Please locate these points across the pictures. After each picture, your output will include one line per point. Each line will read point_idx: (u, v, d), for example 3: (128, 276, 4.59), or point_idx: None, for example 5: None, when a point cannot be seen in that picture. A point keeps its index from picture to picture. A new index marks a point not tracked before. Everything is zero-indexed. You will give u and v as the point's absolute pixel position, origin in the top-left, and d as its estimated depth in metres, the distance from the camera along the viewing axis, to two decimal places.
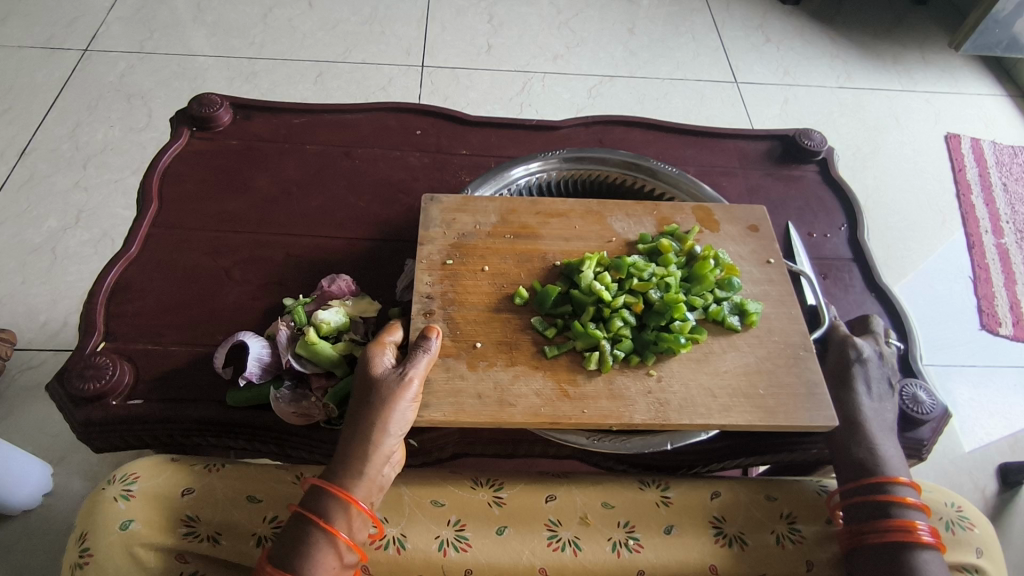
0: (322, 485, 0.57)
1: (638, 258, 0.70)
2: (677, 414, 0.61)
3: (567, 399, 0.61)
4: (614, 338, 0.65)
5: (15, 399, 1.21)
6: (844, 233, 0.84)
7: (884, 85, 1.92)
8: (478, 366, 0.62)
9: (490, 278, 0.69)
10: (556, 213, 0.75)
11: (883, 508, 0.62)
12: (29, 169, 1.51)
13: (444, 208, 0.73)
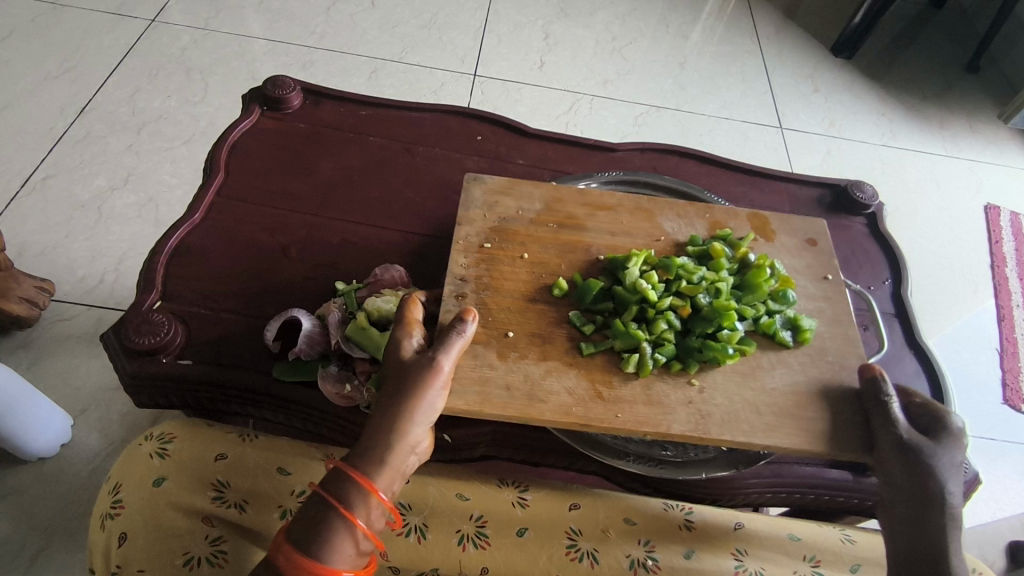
0: (346, 471, 0.56)
1: (688, 263, 0.71)
2: (716, 428, 0.62)
3: (600, 400, 0.63)
4: (655, 341, 0.66)
5: (44, 347, 1.23)
6: (888, 287, 0.84)
7: (928, 148, 1.93)
8: (507, 356, 0.64)
9: (528, 268, 0.71)
10: (602, 207, 0.77)
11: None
12: (86, 127, 1.55)
13: (486, 191, 0.76)
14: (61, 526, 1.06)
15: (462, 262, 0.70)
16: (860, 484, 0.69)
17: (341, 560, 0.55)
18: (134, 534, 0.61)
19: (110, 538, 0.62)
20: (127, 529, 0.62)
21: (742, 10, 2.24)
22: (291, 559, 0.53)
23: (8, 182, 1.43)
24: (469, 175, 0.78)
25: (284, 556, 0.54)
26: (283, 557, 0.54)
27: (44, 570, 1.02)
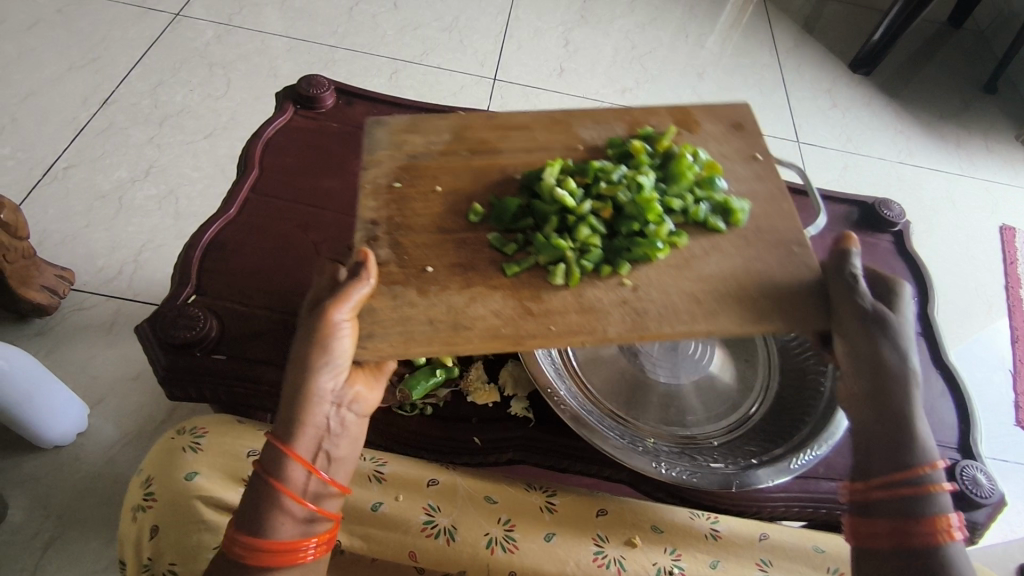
0: (272, 446, 0.58)
1: (605, 163, 0.74)
2: (652, 322, 0.66)
3: (531, 315, 0.66)
4: (579, 248, 0.70)
5: (62, 335, 1.23)
6: (914, 306, 0.84)
7: (944, 167, 1.93)
8: (429, 291, 0.66)
9: (440, 197, 0.73)
10: (514, 127, 0.79)
11: (919, 490, 0.59)
12: (109, 118, 1.55)
13: (388, 131, 0.78)
14: (74, 515, 1.05)
15: (368, 206, 0.72)
16: None
17: (291, 531, 0.57)
18: (163, 528, 0.62)
19: (143, 530, 0.63)
20: (158, 522, 0.63)
21: (761, 22, 2.24)
22: (245, 542, 0.56)
23: (31, 171, 1.43)
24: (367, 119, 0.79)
25: (236, 542, 0.56)
26: (237, 543, 0.56)
27: (57, 558, 1.02)
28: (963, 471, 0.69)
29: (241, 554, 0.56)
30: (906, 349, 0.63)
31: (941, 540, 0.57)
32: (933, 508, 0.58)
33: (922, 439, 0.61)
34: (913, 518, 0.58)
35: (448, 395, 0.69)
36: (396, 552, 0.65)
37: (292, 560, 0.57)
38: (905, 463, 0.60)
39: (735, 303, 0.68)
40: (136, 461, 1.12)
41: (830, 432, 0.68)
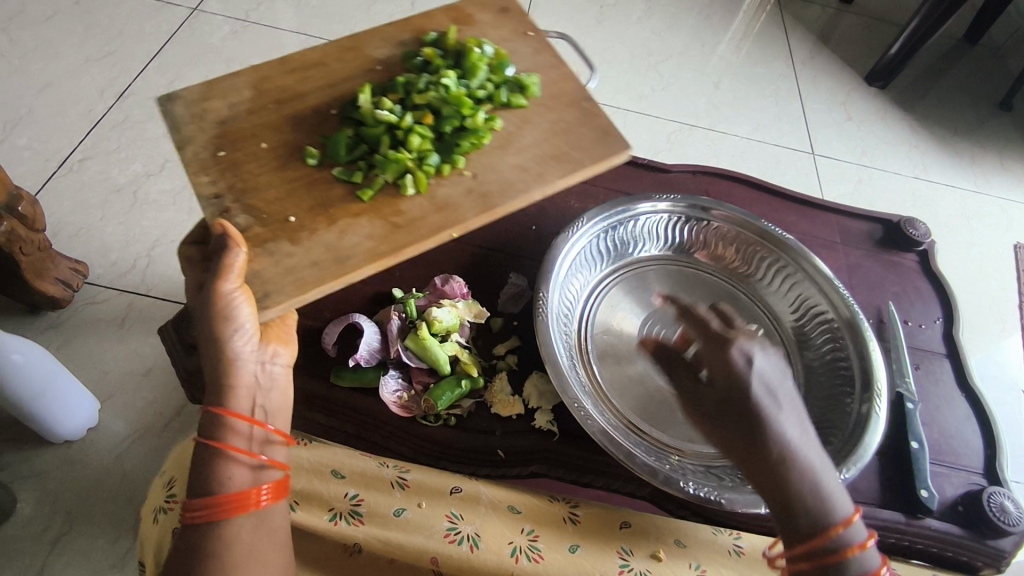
0: (205, 415, 0.59)
1: (407, 77, 0.79)
2: (498, 198, 0.75)
3: (399, 227, 0.72)
4: (419, 157, 0.76)
5: (73, 329, 1.22)
6: (939, 326, 0.83)
7: (958, 184, 1.92)
8: (301, 237, 0.70)
9: (270, 152, 0.75)
10: (312, 64, 0.82)
11: (834, 557, 0.56)
12: (124, 112, 1.54)
13: (188, 104, 0.76)
14: (85, 510, 1.05)
15: (203, 179, 0.72)
16: (912, 526, 0.67)
17: (243, 482, 0.58)
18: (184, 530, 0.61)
19: (165, 531, 0.62)
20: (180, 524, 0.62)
21: (777, 32, 2.23)
22: (199, 504, 0.56)
23: (46, 162, 1.42)
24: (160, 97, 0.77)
25: (192, 508, 0.56)
26: (194, 508, 0.56)
27: (68, 554, 1.01)
28: (992, 498, 0.68)
29: (201, 518, 0.56)
30: (779, 409, 0.59)
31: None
32: (856, 568, 0.56)
33: (825, 501, 0.57)
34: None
35: (473, 406, 0.68)
36: (419, 554, 0.63)
37: (253, 509, 0.58)
38: (807, 534, 0.57)
39: (561, 176, 0.77)
40: (146, 458, 1.11)
41: (855, 459, 0.67)
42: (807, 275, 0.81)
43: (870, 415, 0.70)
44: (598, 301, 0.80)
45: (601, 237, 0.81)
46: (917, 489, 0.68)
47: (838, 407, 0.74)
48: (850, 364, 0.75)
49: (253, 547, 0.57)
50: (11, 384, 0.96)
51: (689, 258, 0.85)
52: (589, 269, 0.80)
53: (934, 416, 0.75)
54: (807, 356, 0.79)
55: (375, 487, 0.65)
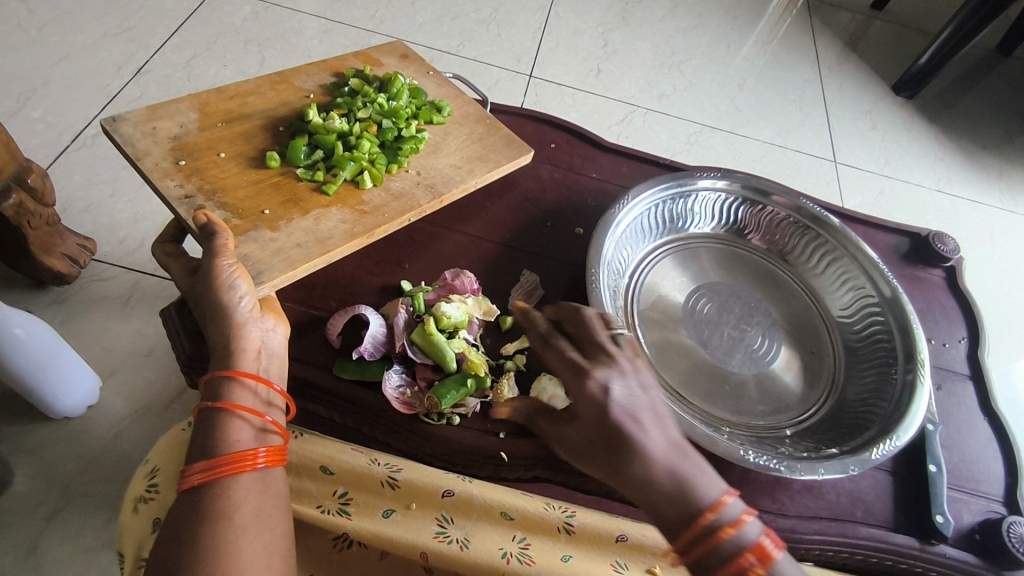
0: (209, 378, 0.56)
1: (345, 98, 0.84)
2: (443, 187, 0.78)
3: (366, 215, 0.73)
4: (371, 158, 0.78)
5: (78, 306, 1.21)
6: (964, 347, 0.81)
7: (983, 199, 1.84)
8: (278, 225, 0.70)
9: (231, 160, 0.74)
10: (249, 91, 0.82)
11: (715, 538, 0.47)
12: (140, 88, 1.51)
13: (135, 124, 0.74)
14: (79, 488, 1.03)
15: (171, 184, 0.70)
16: (926, 552, 0.64)
17: (249, 441, 0.54)
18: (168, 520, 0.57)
19: (146, 522, 0.57)
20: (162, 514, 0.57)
21: (804, 36, 2.18)
22: (200, 467, 0.51)
23: (59, 135, 1.40)
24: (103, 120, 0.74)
25: (191, 473, 0.51)
26: (195, 472, 0.51)
27: (57, 533, 1.00)
28: (1010, 529, 0.64)
29: (201, 483, 0.51)
30: (639, 429, 0.50)
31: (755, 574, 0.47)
32: (735, 547, 0.48)
33: (687, 502, 0.48)
34: (733, 561, 0.47)
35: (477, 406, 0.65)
36: (408, 551, 0.61)
37: (253, 471, 0.53)
38: (680, 529, 0.48)
39: (489, 172, 0.81)
40: (144, 439, 1.10)
41: (904, 426, 0.65)
42: (852, 255, 0.79)
43: (916, 383, 0.68)
44: (643, 274, 0.78)
45: (657, 208, 0.80)
46: (933, 514, 0.65)
47: (876, 394, 0.70)
48: (891, 340, 0.73)
49: (259, 512, 0.52)
50: (14, 357, 0.95)
51: (741, 241, 0.84)
52: (636, 243, 0.79)
53: (954, 439, 0.72)
54: (849, 335, 0.77)
55: (364, 485, 0.63)
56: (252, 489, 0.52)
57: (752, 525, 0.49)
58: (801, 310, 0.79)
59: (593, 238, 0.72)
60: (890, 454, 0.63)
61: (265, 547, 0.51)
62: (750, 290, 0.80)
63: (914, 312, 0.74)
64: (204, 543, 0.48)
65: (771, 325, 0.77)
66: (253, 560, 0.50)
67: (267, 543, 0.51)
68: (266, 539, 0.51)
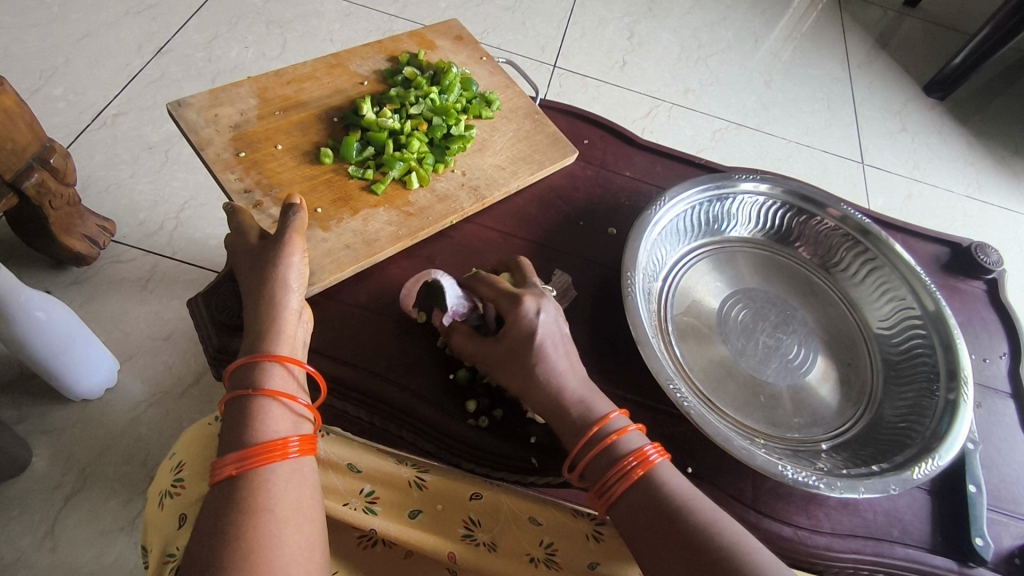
0: (242, 363, 0.55)
1: (398, 90, 0.82)
2: (487, 189, 0.78)
3: (411, 217, 0.74)
4: (419, 157, 0.78)
5: (96, 287, 1.20)
6: (1005, 363, 0.78)
7: (1013, 206, 1.79)
8: (329, 226, 0.71)
9: (288, 153, 0.75)
10: (306, 77, 0.82)
11: (604, 444, 0.55)
12: (162, 69, 1.49)
13: (198, 109, 0.76)
14: (96, 471, 1.03)
15: (231, 177, 0.72)
16: (963, 575, 0.63)
17: (281, 428, 0.52)
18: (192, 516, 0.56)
19: (169, 517, 0.56)
20: (186, 509, 0.56)
21: (834, 33, 2.13)
22: (232, 458, 0.50)
23: (80, 115, 1.38)
24: (168, 105, 0.76)
25: (224, 464, 0.50)
26: (227, 462, 0.50)
27: (75, 514, 0.99)
28: None
29: (233, 475, 0.49)
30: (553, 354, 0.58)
31: (637, 475, 0.54)
32: (620, 452, 0.55)
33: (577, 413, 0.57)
34: (620, 466, 0.54)
35: (507, 410, 0.64)
36: (435, 552, 0.59)
37: (287, 461, 0.51)
38: (574, 437, 0.56)
39: (535, 172, 0.80)
40: (160, 424, 1.09)
41: (946, 445, 0.63)
42: (894, 267, 0.76)
43: (959, 403, 0.65)
44: (678, 278, 0.76)
45: (695, 210, 0.78)
46: (973, 537, 0.63)
47: (914, 410, 0.68)
48: (933, 357, 0.71)
49: (301, 502, 0.50)
50: (36, 341, 0.94)
51: (780, 246, 0.82)
52: (671, 244, 0.77)
53: (993, 459, 0.70)
54: (888, 349, 0.74)
55: (391, 484, 0.62)
56: (291, 480, 0.50)
57: (635, 437, 0.56)
58: (838, 321, 0.77)
59: (629, 240, 0.70)
60: (932, 474, 0.61)
61: (306, 539, 0.49)
62: (786, 298, 0.78)
63: (958, 330, 0.72)
64: (239, 536, 0.46)
65: (808, 335, 0.75)
66: (296, 554, 0.48)
67: (307, 535, 0.49)
68: (308, 532, 0.49)
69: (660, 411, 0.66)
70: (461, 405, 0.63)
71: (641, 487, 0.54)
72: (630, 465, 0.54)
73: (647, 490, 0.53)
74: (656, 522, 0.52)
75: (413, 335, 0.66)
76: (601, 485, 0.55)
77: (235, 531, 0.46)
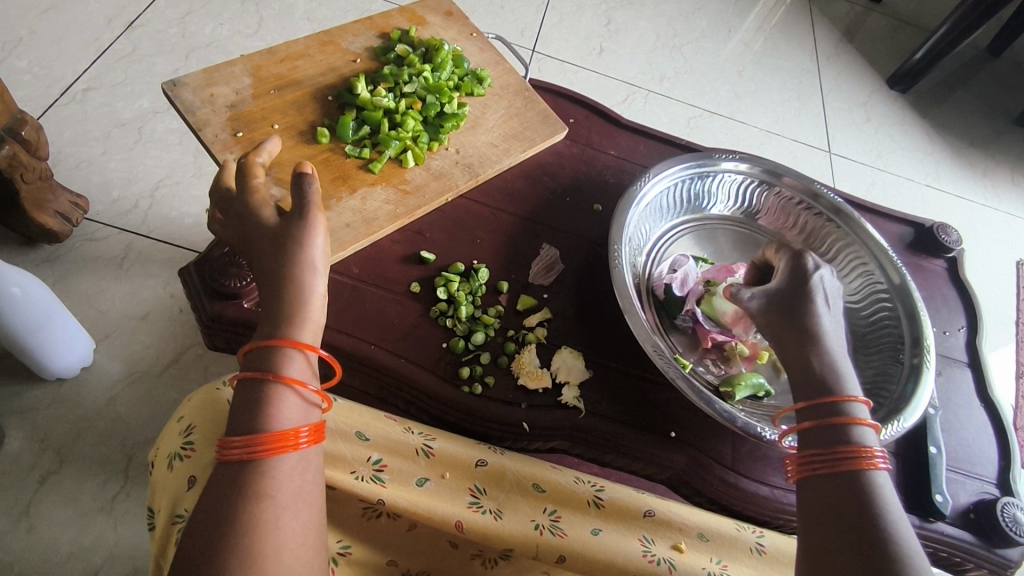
0: (259, 346, 0.53)
1: (391, 68, 0.82)
2: (480, 167, 0.79)
3: (407, 196, 0.74)
4: (414, 136, 0.78)
5: (70, 266, 1.18)
6: (963, 336, 0.83)
7: (969, 195, 1.87)
8: (329, 205, 0.72)
9: (284, 133, 0.75)
10: (299, 54, 0.82)
11: (833, 420, 0.56)
12: (133, 44, 1.45)
13: (194, 89, 0.76)
14: (73, 450, 1.02)
15: (229, 156, 0.72)
16: (926, 529, 0.67)
17: (293, 418, 0.51)
18: (201, 479, 0.56)
19: (179, 479, 0.57)
20: (195, 473, 0.57)
21: (804, 25, 2.18)
22: (242, 443, 0.49)
23: (48, 89, 1.34)
24: (162, 84, 0.76)
25: (231, 447, 0.49)
26: (235, 445, 0.49)
27: (52, 494, 0.98)
28: (1005, 510, 0.67)
29: (243, 460, 0.49)
30: (823, 298, 0.62)
31: (861, 467, 0.53)
32: (856, 441, 0.54)
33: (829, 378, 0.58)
34: (837, 446, 0.54)
35: (498, 375, 0.66)
36: (442, 521, 0.60)
37: (297, 452, 0.50)
38: (819, 401, 0.57)
39: (526, 149, 0.82)
40: (140, 403, 1.08)
41: (910, 408, 0.67)
42: (862, 242, 0.80)
43: (922, 368, 0.70)
44: (660, 252, 0.80)
45: (679, 186, 0.81)
46: (933, 494, 0.67)
47: (881, 377, 0.73)
48: (898, 326, 0.75)
49: (300, 489, 0.50)
50: (9, 316, 0.92)
51: (756, 224, 0.86)
52: (655, 220, 0.80)
53: (950, 424, 0.75)
54: (857, 320, 0.79)
55: (398, 452, 0.62)
56: (294, 470, 0.50)
57: (871, 435, 0.56)
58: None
59: (615, 213, 0.73)
60: (897, 435, 0.65)
61: (303, 526, 0.49)
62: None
63: (922, 301, 0.76)
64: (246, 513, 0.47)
65: None
66: (289, 541, 0.47)
67: (304, 523, 0.49)
68: (305, 519, 0.49)
69: (648, 379, 0.68)
70: (455, 372, 0.65)
71: (851, 476, 0.53)
72: (855, 452, 0.53)
73: (854, 482, 0.52)
74: (842, 510, 0.51)
75: (405, 307, 0.68)
76: (811, 456, 0.55)
77: (242, 511, 0.47)
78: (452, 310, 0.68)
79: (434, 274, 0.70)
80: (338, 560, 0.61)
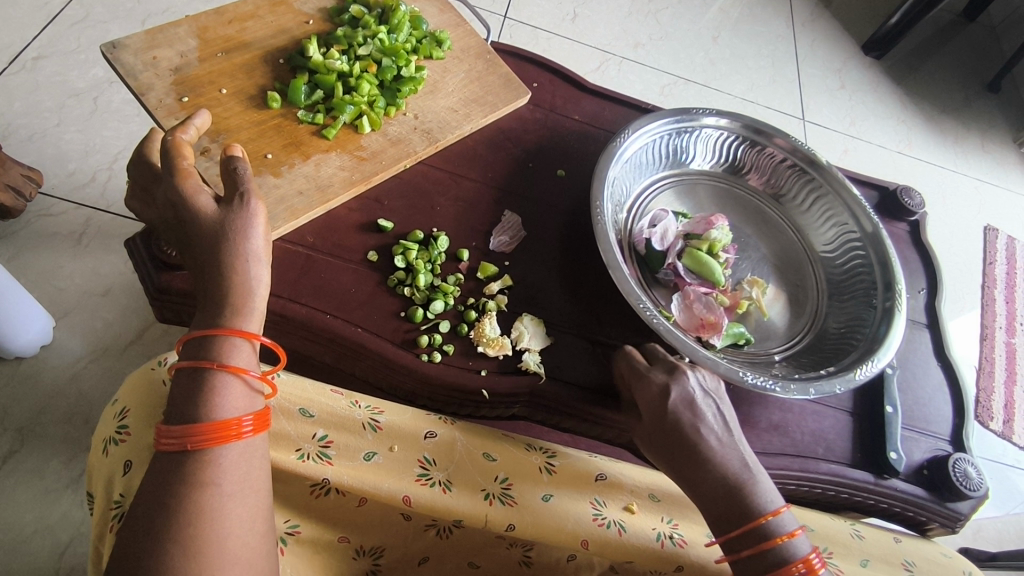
0: (198, 335, 0.51)
1: (345, 30, 0.79)
2: (439, 133, 0.77)
3: (362, 162, 0.72)
4: (369, 100, 0.76)
5: (25, 242, 1.14)
6: (923, 297, 0.84)
7: (939, 162, 1.88)
8: (280, 172, 0.70)
9: (233, 97, 0.73)
10: (247, 15, 0.79)
11: (764, 544, 0.54)
12: (84, 9, 1.39)
13: (135, 53, 0.73)
14: (34, 429, 1.00)
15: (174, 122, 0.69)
16: (879, 486, 0.69)
17: (234, 406, 0.50)
18: (136, 463, 0.55)
19: (116, 463, 0.56)
20: (131, 457, 0.56)
21: None
22: (181, 433, 0.48)
23: None
24: (102, 47, 0.72)
25: (170, 435, 0.48)
26: (173, 434, 0.48)
27: (14, 472, 0.97)
28: (956, 465, 0.69)
29: (185, 450, 0.47)
30: (697, 417, 0.59)
31: None
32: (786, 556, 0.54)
33: (748, 497, 0.56)
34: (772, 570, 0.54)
35: (456, 343, 0.65)
36: (389, 496, 0.60)
37: (240, 441, 0.49)
38: (734, 527, 0.56)
39: (487, 114, 0.80)
40: (102, 380, 1.06)
41: (884, 348, 0.70)
42: (839, 197, 0.81)
43: (894, 311, 0.72)
44: (642, 206, 0.79)
45: (661, 140, 0.80)
46: (888, 451, 0.69)
47: (855, 322, 0.75)
48: (871, 273, 0.77)
49: (246, 476, 0.49)
50: None
51: (735, 179, 0.85)
52: (634, 176, 0.79)
53: (907, 384, 0.76)
54: (832, 269, 0.80)
55: (344, 428, 0.62)
56: (241, 457, 0.49)
57: (803, 540, 0.55)
58: (787, 247, 0.82)
59: (598, 169, 0.72)
60: (870, 375, 0.68)
61: (251, 510, 0.48)
62: (741, 226, 0.82)
63: (893, 247, 0.78)
64: (189, 496, 0.46)
65: (761, 261, 0.79)
66: (235, 526, 0.47)
67: (250, 507, 0.48)
68: (251, 503, 0.49)
69: (608, 344, 0.68)
70: (413, 340, 0.64)
71: None
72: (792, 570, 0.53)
73: None
74: None
75: (362, 275, 0.66)
76: None
77: (184, 494, 0.46)
78: (410, 278, 0.67)
79: (392, 242, 0.69)
80: (287, 539, 0.62)
